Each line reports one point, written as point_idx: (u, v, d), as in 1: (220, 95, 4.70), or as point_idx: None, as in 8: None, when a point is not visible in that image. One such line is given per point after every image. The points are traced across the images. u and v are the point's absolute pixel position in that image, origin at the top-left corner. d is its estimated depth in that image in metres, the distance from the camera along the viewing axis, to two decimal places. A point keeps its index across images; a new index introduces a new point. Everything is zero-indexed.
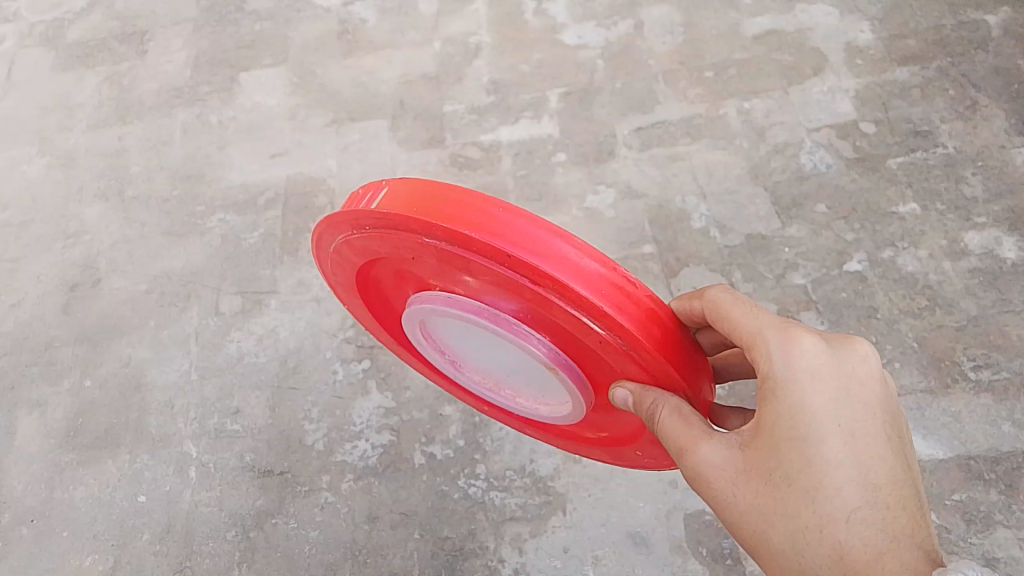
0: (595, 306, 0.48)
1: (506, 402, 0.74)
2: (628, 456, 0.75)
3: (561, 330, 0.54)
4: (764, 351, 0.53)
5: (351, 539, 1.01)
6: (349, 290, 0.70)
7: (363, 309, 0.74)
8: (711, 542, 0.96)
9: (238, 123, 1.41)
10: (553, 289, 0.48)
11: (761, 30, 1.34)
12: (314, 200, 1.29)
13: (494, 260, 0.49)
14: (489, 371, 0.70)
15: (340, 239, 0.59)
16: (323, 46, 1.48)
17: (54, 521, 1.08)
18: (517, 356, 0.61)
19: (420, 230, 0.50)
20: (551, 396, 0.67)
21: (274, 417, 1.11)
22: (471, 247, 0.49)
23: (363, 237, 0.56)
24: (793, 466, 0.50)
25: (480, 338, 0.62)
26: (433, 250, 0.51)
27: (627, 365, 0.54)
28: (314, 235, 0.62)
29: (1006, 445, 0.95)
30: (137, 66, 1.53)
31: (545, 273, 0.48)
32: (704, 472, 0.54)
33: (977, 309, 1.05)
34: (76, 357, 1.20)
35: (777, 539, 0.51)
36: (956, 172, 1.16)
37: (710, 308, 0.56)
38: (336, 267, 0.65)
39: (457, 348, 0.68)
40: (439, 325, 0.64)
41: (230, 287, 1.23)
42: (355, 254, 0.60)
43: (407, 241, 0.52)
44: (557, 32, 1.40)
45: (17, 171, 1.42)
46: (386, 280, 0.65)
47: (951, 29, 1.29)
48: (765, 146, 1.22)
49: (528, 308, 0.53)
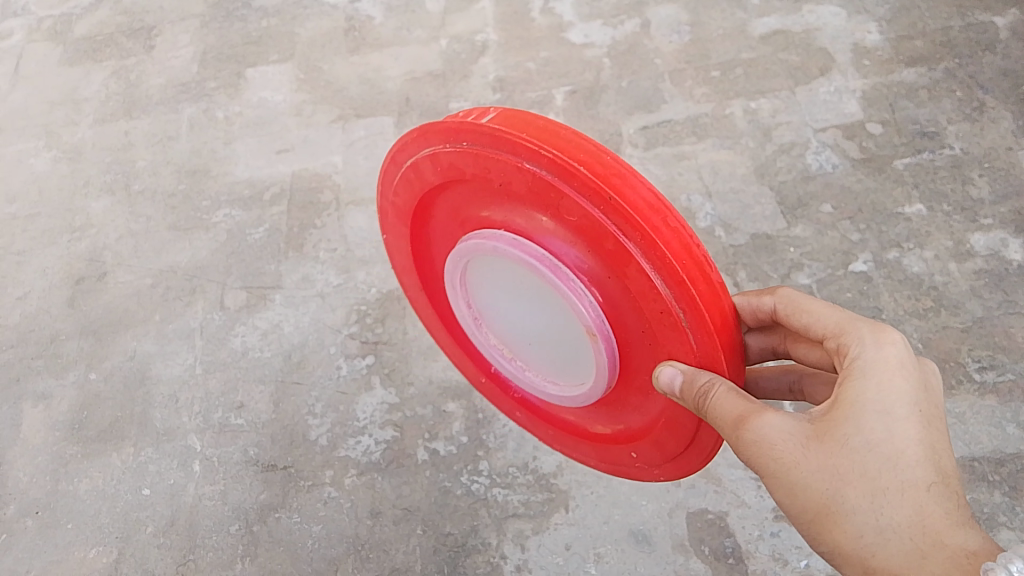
0: (675, 274, 0.47)
1: (518, 369, 0.72)
2: (618, 459, 0.74)
3: (622, 296, 0.53)
4: (851, 341, 0.54)
5: (354, 534, 1.02)
6: (402, 217, 0.68)
7: (403, 244, 0.72)
8: (713, 540, 0.96)
9: (244, 118, 1.42)
10: (639, 244, 0.47)
11: (769, 30, 1.34)
12: (319, 196, 1.29)
13: (592, 200, 0.48)
14: (516, 336, 0.68)
15: (428, 151, 0.58)
16: (330, 42, 1.48)
17: (58, 513, 1.08)
18: (559, 319, 0.60)
19: (525, 153, 0.50)
20: (570, 374, 0.66)
21: (278, 412, 1.11)
22: (574, 180, 0.48)
23: (454, 152, 0.56)
24: (875, 433, 0.49)
25: (528, 294, 0.61)
26: (529, 177, 0.50)
27: (674, 346, 0.53)
28: (402, 142, 0.61)
29: (1011, 447, 0.95)
30: (144, 61, 1.53)
31: (639, 226, 0.46)
32: (770, 438, 0.52)
33: (983, 310, 1.05)
34: (82, 351, 1.21)
35: (850, 503, 0.49)
36: (963, 173, 1.16)
37: (785, 301, 0.61)
38: (404, 185, 0.64)
39: (494, 304, 0.67)
40: (487, 271, 0.63)
41: (235, 282, 1.23)
42: (433, 172, 0.59)
43: (503, 162, 0.52)
44: (564, 30, 1.41)
45: (23, 165, 1.43)
46: (448, 216, 0.64)
47: (959, 30, 1.29)
48: (771, 146, 1.22)
49: (598, 264, 0.52)
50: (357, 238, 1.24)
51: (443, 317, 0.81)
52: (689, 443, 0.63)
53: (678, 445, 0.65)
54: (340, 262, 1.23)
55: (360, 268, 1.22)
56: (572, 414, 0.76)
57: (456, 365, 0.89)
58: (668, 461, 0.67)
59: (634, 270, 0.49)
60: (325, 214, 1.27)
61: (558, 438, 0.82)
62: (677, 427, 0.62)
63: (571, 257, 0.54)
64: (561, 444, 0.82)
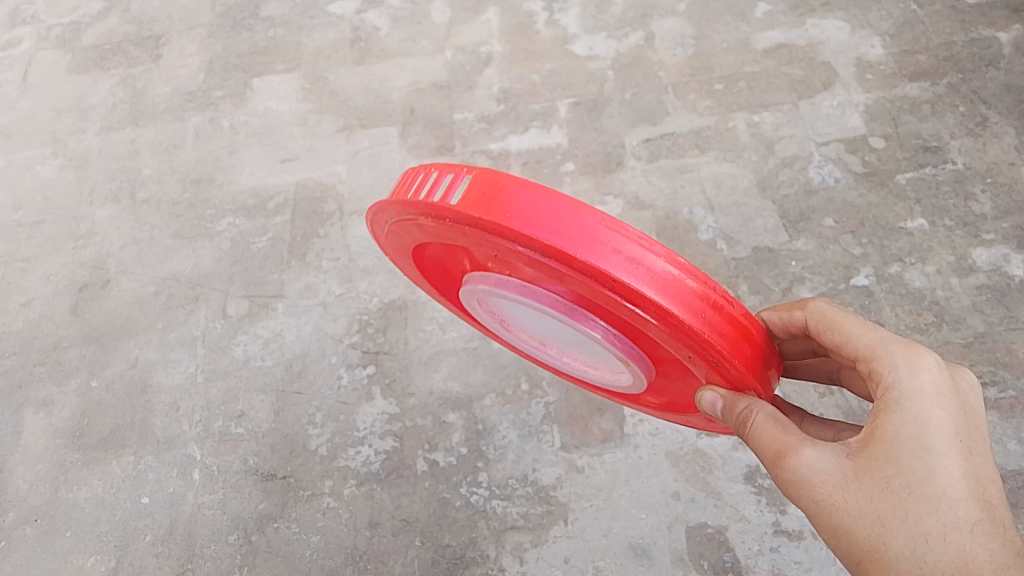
0: (693, 332, 0.49)
1: (552, 361, 0.75)
2: (671, 416, 0.78)
3: (640, 333, 0.55)
4: (883, 367, 0.54)
5: (352, 544, 1.02)
6: (403, 249, 0.68)
7: (411, 265, 0.72)
8: (713, 555, 0.95)
9: (249, 127, 1.42)
10: (651, 312, 0.48)
11: (773, 43, 1.34)
12: (323, 205, 1.30)
13: (595, 278, 0.48)
14: (543, 343, 0.70)
15: (412, 217, 0.57)
16: (336, 52, 1.49)
17: (58, 521, 1.09)
18: (583, 342, 0.62)
19: (515, 238, 0.49)
20: (605, 369, 0.68)
21: (278, 422, 1.11)
22: (572, 263, 0.48)
23: (440, 223, 0.55)
24: (915, 475, 0.51)
25: (547, 324, 0.62)
26: (524, 256, 0.50)
27: (703, 370, 0.56)
28: (382, 203, 0.60)
29: (1011, 464, 0.95)
30: (151, 70, 1.54)
31: (648, 301, 0.47)
32: (809, 476, 0.53)
33: (984, 326, 1.05)
34: (84, 358, 1.21)
35: (893, 547, 0.51)
36: (966, 188, 1.16)
37: (817, 317, 0.59)
38: (398, 233, 0.64)
39: (515, 320, 0.68)
40: (501, 304, 0.64)
41: (237, 291, 1.24)
42: (423, 232, 0.59)
43: (492, 241, 0.51)
44: (569, 43, 1.41)
45: (30, 172, 1.44)
46: (447, 254, 0.64)
47: (962, 46, 1.29)
48: (774, 159, 1.23)
49: (611, 314, 0.53)
50: (360, 247, 1.25)
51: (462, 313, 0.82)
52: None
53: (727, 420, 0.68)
54: (343, 271, 1.23)
55: (362, 278, 1.22)
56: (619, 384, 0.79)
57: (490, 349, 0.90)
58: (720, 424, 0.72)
59: (651, 327, 0.50)
60: (329, 223, 1.27)
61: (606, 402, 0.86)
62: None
63: (580, 305, 0.55)
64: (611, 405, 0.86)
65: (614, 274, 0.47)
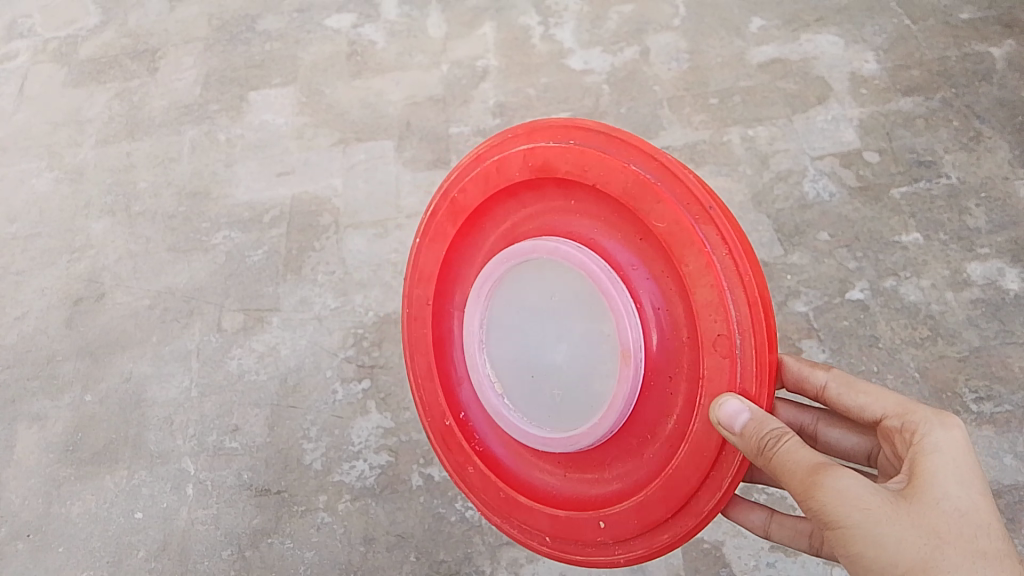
0: (746, 296, 0.48)
1: (499, 408, 0.66)
2: (578, 532, 0.64)
3: (677, 322, 0.54)
4: (918, 418, 0.58)
5: (347, 560, 1.02)
6: (452, 219, 0.69)
7: (431, 255, 0.71)
8: (708, 570, 0.95)
9: (246, 141, 1.42)
10: (722, 260, 0.49)
11: (766, 58, 1.35)
12: (319, 218, 1.29)
13: (690, 206, 0.51)
14: (515, 368, 0.64)
15: (522, 147, 0.62)
16: (331, 67, 1.49)
17: (50, 536, 1.09)
18: (586, 341, 0.58)
19: (636, 157, 0.54)
20: (569, 417, 0.61)
21: (272, 436, 1.11)
22: (679, 186, 0.52)
23: (555, 149, 0.60)
24: (964, 500, 0.51)
25: (563, 313, 0.59)
26: (635, 179, 0.54)
27: (713, 387, 0.51)
28: (495, 139, 0.64)
29: (1009, 478, 0.96)
30: (147, 84, 1.54)
31: (729, 241, 0.49)
32: (854, 489, 0.50)
33: (980, 340, 1.06)
34: (77, 371, 1.21)
35: (950, 561, 0.48)
36: (960, 203, 1.16)
37: (839, 378, 0.68)
38: (474, 181, 0.66)
39: (507, 326, 0.64)
40: (521, 286, 0.62)
41: (232, 304, 1.23)
42: (519, 170, 0.62)
43: (611, 160, 0.56)
44: (564, 57, 1.41)
45: (24, 185, 1.44)
46: (504, 229, 0.66)
47: (956, 60, 1.30)
48: (769, 173, 1.23)
49: (670, 277, 0.54)
50: (355, 260, 1.24)
51: (415, 347, 0.73)
52: (680, 506, 0.55)
53: (662, 507, 0.56)
54: (338, 285, 1.22)
55: (358, 291, 1.22)
56: (549, 477, 0.67)
57: (419, 405, 0.74)
58: (645, 531, 0.58)
59: (704, 287, 0.50)
60: (324, 236, 1.27)
61: (502, 513, 0.69)
62: (675, 481, 0.55)
63: (641, 265, 0.56)
64: (507, 517, 0.69)
65: (715, 198, 0.50)
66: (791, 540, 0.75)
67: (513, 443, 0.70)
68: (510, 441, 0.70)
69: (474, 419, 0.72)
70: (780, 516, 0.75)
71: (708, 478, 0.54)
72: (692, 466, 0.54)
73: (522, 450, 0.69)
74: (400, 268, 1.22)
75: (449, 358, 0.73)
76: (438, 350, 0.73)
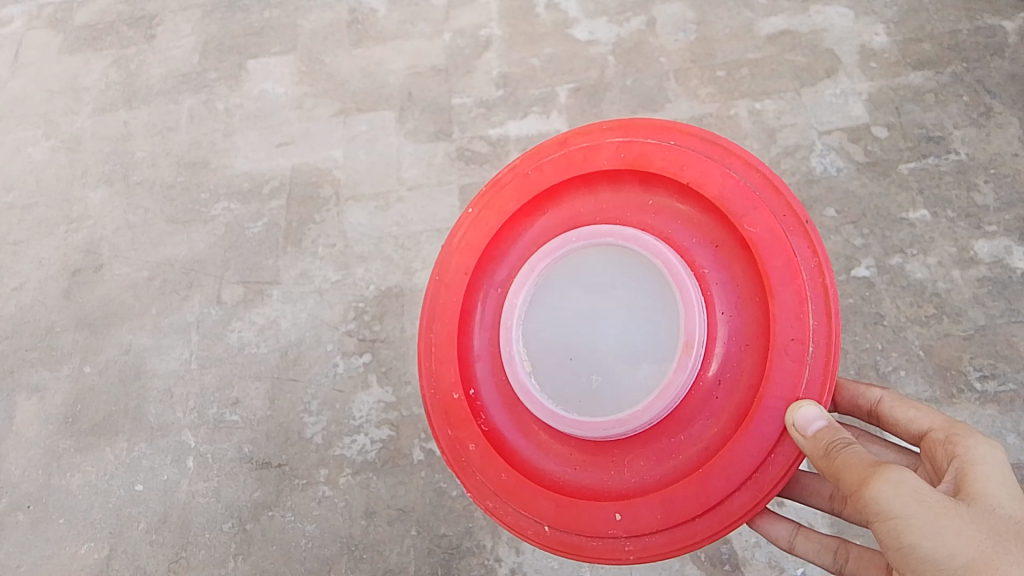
0: (827, 306, 0.62)
1: (530, 382, 0.71)
2: (587, 524, 0.69)
3: (744, 322, 0.67)
4: (963, 432, 0.64)
5: (348, 533, 1.05)
6: (521, 194, 0.74)
7: (485, 226, 0.75)
8: (710, 547, 0.97)
9: (244, 110, 1.38)
10: (811, 270, 0.63)
11: (775, 30, 1.29)
12: (319, 190, 1.27)
13: (784, 217, 0.65)
14: (559, 347, 0.71)
15: (622, 140, 0.71)
16: (331, 34, 1.42)
17: (51, 507, 1.14)
18: (653, 324, 0.69)
19: (736, 167, 0.67)
20: (604, 402, 0.69)
21: (273, 409, 1.13)
22: (778, 200, 0.65)
23: (657, 149, 0.70)
24: (1017, 510, 0.55)
25: (626, 304, 0.70)
26: (738, 187, 0.67)
27: (778, 384, 0.63)
28: (589, 127, 0.72)
29: (1011, 457, 0.99)
30: (144, 51, 1.48)
31: (820, 254, 0.63)
32: (916, 483, 0.55)
33: (985, 318, 1.06)
34: (77, 344, 1.23)
35: (1012, 554, 0.51)
36: (968, 179, 1.15)
37: (891, 395, 0.75)
38: (555, 163, 0.73)
39: (566, 306, 0.71)
40: (590, 269, 0.71)
41: (232, 276, 1.23)
42: (612, 160, 0.71)
43: (715, 166, 0.68)
44: (569, 27, 1.35)
45: (21, 154, 1.42)
46: (569, 213, 0.75)
47: (967, 34, 1.25)
48: (776, 148, 1.21)
49: (745, 283, 0.68)
50: (356, 234, 1.22)
51: (438, 316, 0.75)
52: (712, 506, 0.64)
53: (697, 504, 0.65)
54: (338, 258, 1.21)
55: (358, 265, 1.20)
56: (558, 466, 0.72)
57: (425, 374, 0.74)
58: (666, 527, 0.66)
59: (789, 291, 0.64)
60: (324, 209, 1.25)
61: (498, 497, 0.71)
62: (714, 480, 0.64)
63: (716, 268, 0.69)
64: (505, 499, 0.71)
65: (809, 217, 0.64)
66: (815, 554, 0.81)
67: (524, 425, 0.74)
68: (522, 422, 0.74)
69: (484, 396, 0.75)
70: (805, 531, 0.81)
71: (750, 479, 0.63)
72: (738, 467, 0.64)
73: (533, 432, 0.74)
74: (401, 242, 1.21)
75: (469, 333, 0.76)
76: (462, 322, 0.75)
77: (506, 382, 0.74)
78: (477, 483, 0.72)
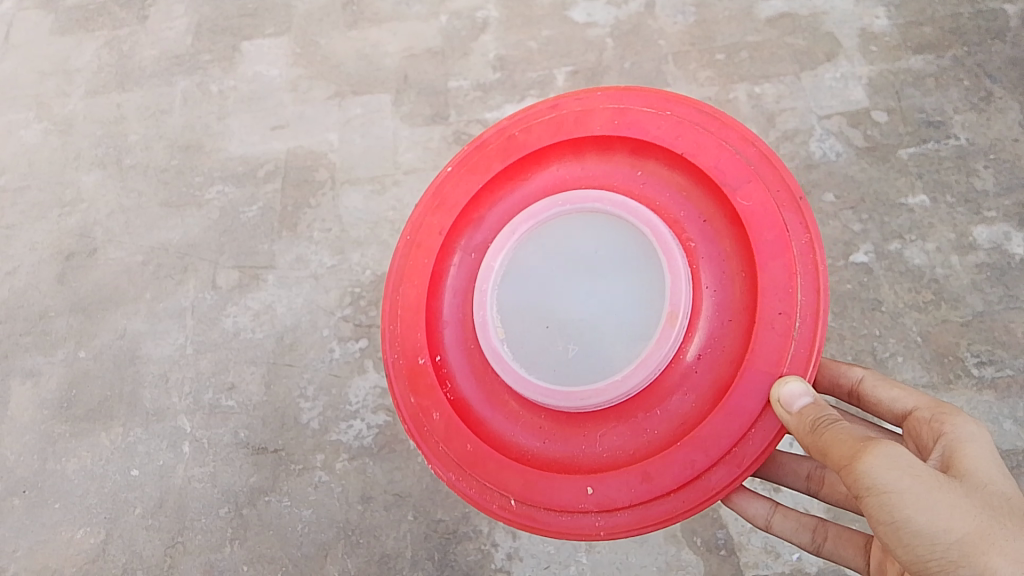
0: (816, 282, 0.62)
1: (495, 347, 0.72)
2: (556, 499, 0.67)
3: (728, 299, 0.67)
4: (947, 411, 0.65)
5: (344, 519, 1.05)
6: (506, 155, 0.75)
7: (464, 186, 0.75)
8: (706, 531, 0.97)
9: (238, 93, 1.37)
10: (802, 246, 0.63)
11: (775, 12, 1.28)
12: (314, 174, 1.26)
13: (777, 193, 0.65)
14: (534, 313, 0.71)
15: (615, 107, 0.72)
16: (326, 16, 1.40)
17: (46, 492, 1.13)
18: (633, 296, 0.69)
19: (731, 140, 0.68)
20: (578, 372, 0.69)
21: (269, 395, 1.13)
22: (773, 175, 0.66)
23: (651, 117, 0.71)
24: (1008, 485, 0.55)
25: (604, 273, 0.70)
26: (732, 159, 0.67)
27: (760, 357, 0.63)
28: (584, 92, 0.73)
29: (1007, 443, 0.99)
30: (136, 32, 1.46)
31: (812, 230, 0.63)
32: (908, 457, 0.55)
33: (983, 304, 1.06)
34: (71, 328, 1.22)
35: (1006, 529, 0.51)
36: (968, 164, 1.14)
37: (873, 375, 0.76)
38: (544, 125, 0.74)
39: (543, 273, 0.72)
40: (572, 235, 0.72)
41: (227, 261, 1.22)
42: (604, 126, 0.72)
43: (710, 138, 0.68)
44: (567, 9, 1.33)
45: (13, 136, 1.40)
46: (553, 178, 0.76)
47: (968, 18, 1.24)
48: (775, 133, 1.20)
49: (733, 260, 0.68)
50: (352, 218, 1.21)
51: (407, 276, 0.75)
52: (688, 482, 0.63)
53: (670, 480, 0.64)
54: (334, 242, 1.20)
55: (355, 250, 1.19)
56: (527, 439, 0.72)
57: (389, 339, 0.74)
58: (636, 503, 0.65)
59: (777, 264, 0.64)
60: (320, 193, 1.24)
61: (461, 470, 0.70)
62: (689, 456, 0.63)
63: (705, 242, 0.69)
64: (469, 472, 0.70)
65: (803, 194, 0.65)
66: (793, 532, 0.82)
67: (493, 395, 0.74)
68: (488, 390, 0.74)
69: (450, 364, 0.75)
70: (783, 509, 0.82)
71: (728, 454, 0.62)
72: (716, 441, 0.63)
73: (502, 403, 0.73)
74: (398, 227, 1.20)
75: (438, 297, 0.76)
76: (433, 284, 0.76)
77: (477, 351, 0.75)
78: (439, 454, 0.70)
